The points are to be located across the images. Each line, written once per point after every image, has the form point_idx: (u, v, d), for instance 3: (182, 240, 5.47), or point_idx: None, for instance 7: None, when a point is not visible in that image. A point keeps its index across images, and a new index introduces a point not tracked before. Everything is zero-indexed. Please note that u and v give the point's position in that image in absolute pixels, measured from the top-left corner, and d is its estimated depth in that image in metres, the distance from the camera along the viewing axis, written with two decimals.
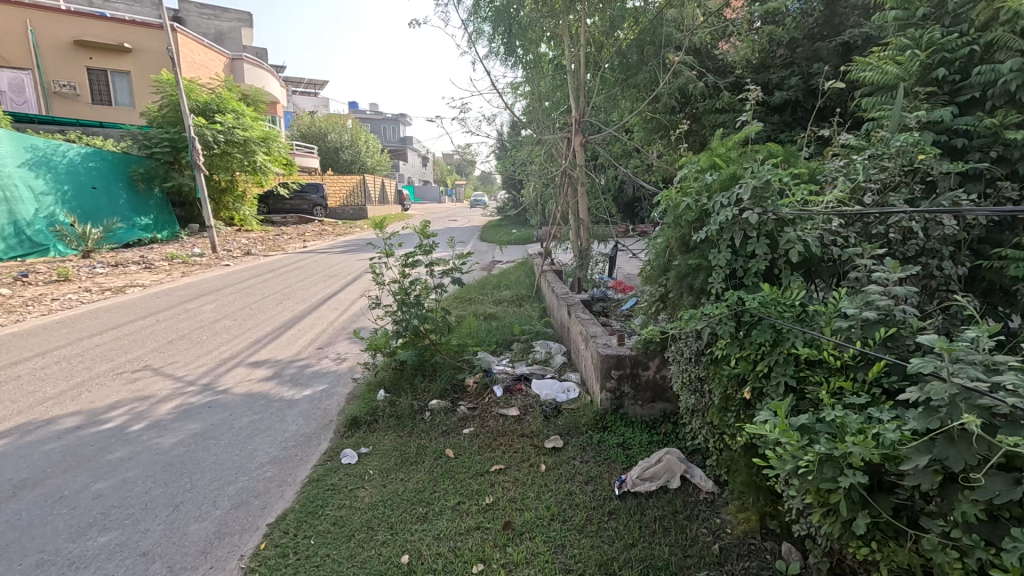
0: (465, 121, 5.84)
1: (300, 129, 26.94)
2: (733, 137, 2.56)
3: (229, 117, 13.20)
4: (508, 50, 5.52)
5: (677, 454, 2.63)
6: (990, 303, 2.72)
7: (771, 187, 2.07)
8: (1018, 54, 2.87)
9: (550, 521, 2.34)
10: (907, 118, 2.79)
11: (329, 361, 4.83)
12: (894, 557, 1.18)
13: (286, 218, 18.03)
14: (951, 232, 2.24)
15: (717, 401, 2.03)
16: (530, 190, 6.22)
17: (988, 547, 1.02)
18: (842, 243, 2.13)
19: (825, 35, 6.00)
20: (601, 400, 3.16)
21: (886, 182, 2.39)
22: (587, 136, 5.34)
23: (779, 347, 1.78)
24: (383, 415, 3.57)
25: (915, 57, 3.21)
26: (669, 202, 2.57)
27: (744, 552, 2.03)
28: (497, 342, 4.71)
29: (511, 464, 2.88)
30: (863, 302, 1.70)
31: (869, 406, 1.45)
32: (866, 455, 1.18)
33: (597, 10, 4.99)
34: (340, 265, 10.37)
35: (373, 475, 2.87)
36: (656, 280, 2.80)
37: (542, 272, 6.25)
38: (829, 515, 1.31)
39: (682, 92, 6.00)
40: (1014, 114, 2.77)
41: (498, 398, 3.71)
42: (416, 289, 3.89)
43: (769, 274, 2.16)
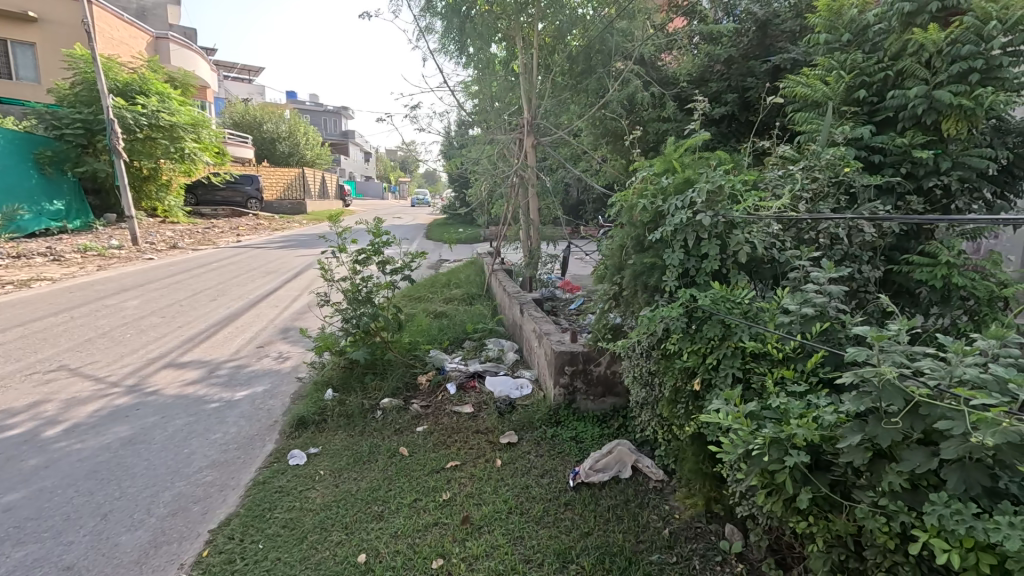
0: (414, 117, 5.78)
1: (233, 117, 25.43)
2: (685, 144, 2.68)
3: (153, 99, 12.28)
4: (460, 48, 5.52)
5: (627, 445, 2.75)
6: (898, 303, 3.03)
7: (722, 191, 2.22)
8: (924, 82, 3.21)
9: (508, 514, 2.37)
10: (833, 135, 3.06)
11: (270, 361, 4.61)
12: (830, 528, 1.30)
13: (218, 210, 17.01)
14: (870, 238, 2.50)
15: (668, 393, 2.14)
16: (480, 189, 6.24)
17: (911, 512, 1.15)
18: (780, 246, 2.31)
19: (757, 54, 6.42)
20: (555, 396, 3.24)
21: (817, 192, 2.62)
22: (539, 138, 5.45)
23: (726, 341, 1.92)
24: (332, 414, 3.47)
25: (840, 79, 3.52)
26: (625, 203, 2.68)
27: (691, 535, 2.16)
28: (449, 340, 4.69)
29: (467, 460, 2.89)
30: (801, 299, 1.86)
31: (808, 394, 1.60)
32: (808, 435, 1.32)
33: (548, 15, 5.09)
34: (279, 261, 9.90)
35: (324, 475, 2.79)
36: (611, 278, 2.90)
37: (492, 271, 6.28)
38: (773, 495, 1.43)
39: (629, 100, 6.21)
40: (921, 136, 3.12)
41: (452, 395, 3.70)
42: (367, 285, 3.83)
43: (717, 274, 2.31)
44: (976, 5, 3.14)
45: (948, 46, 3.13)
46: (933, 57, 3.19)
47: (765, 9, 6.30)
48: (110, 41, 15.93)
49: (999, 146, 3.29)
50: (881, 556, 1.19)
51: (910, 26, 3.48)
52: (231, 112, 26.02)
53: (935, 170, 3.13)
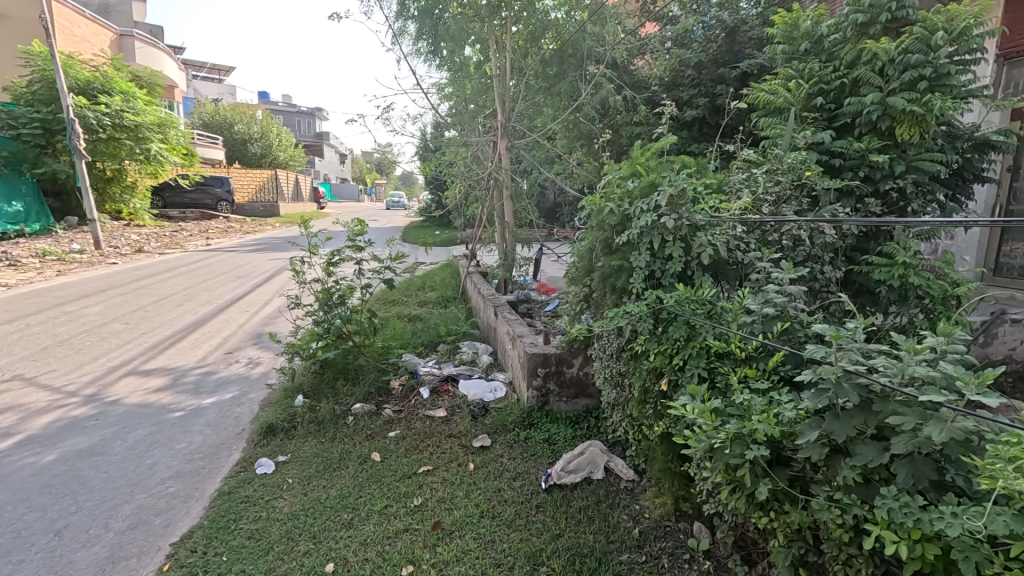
0: (387, 119, 5.73)
1: (202, 117, 24.81)
2: (652, 147, 2.70)
3: (117, 99, 11.89)
4: (433, 51, 5.50)
5: (599, 445, 2.77)
6: (859, 302, 3.12)
7: (686, 194, 2.27)
8: (878, 90, 3.32)
9: (479, 518, 2.36)
10: (794, 140, 3.15)
11: (239, 367, 4.50)
12: (788, 522, 1.34)
13: (186, 213, 16.55)
14: (831, 239, 2.57)
15: (637, 394, 2.16)
16: (455, 191, 6.22)
17: (863, 505, 1.18)
18: (744, 247, 2.36)
19: (727, 59, 6.56)
20: (528, 398, 3.24)
21: (780, 195, 2.68)
22: (513, 141, 5.47)
23: (692, 341, 1.94)
24: (302, 421, 3.41)
25: (800, 86, 3.63)
26: (594, 207, 2.71)
27: (660, 534, 2.18)
28: (423, 343, 4.65)
29: (439, 464, 2.87)
30: (763, 299, 1.90)
31: (769, 392, 1.62)
32: (768, 431, 1.35)
33: (522, 18, 5.11)
34: (250, 265, 9.68)
35: (293, 483, 2.73)
36: (581, 280, 2.92)
37: (467, 273, 6.28)
38: (736, 491, 1.45)
39: (603, 104, 6.26)
40: (877, 141, 3.24)
41: (425, 400, 3.67)
42: (339, 289, 3.77)
43: (683, 275, 2.35)
44: (924, 17, 3.27)
45: (899, 55, 3.28)
46: (886, 66, 3.32)
47: (733, 16, 6.46)
48: (70, 37, 15.38)
49: (950, 151, 3.44)
50: (837, 548, 1.21)
51: (864, 36, 3.61)
52: (200, 112, 25.39)
53: (891, 174, 3.26)
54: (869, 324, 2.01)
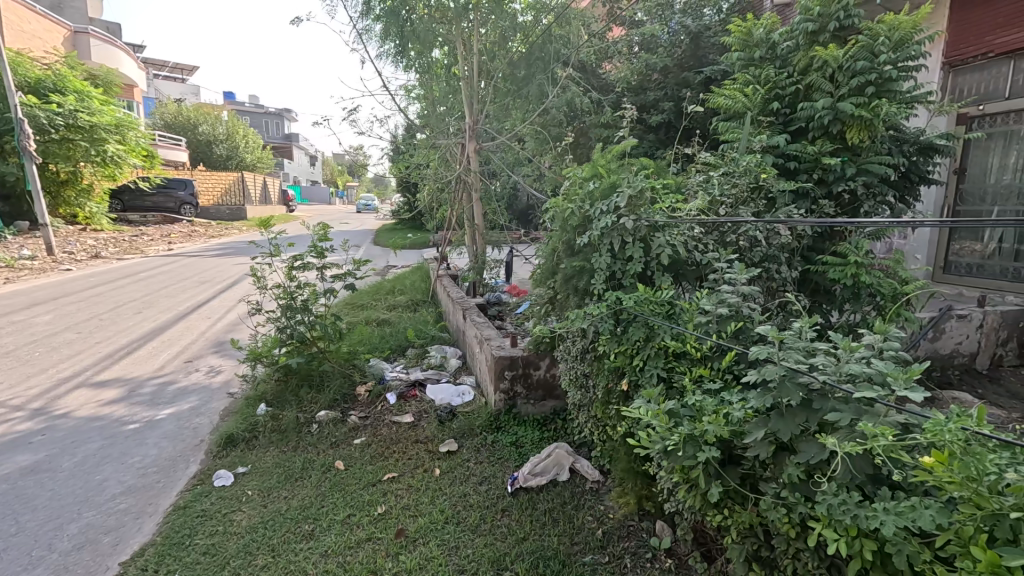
0: (353, 121, 5.65)
1: (164, 117, 24.00)
2: (613, 150, 2.73)
3: (71, 98, 11.41)
4: (400, 52, 5.46)
5: (565, 446, 2.78)
6: (816, 301, 3.22)
7: (643, 196, 2.30)
8: (829, 95, 3.45)
9: (443, 525, 2.33)
10: (751, 143, 3.23)
11: (199, 376, 4.35)
12: (740, 519, 1.36)
13: (147, 217, 15.97)
14: (786, 240, 2.64)
15: (601, 395, 2.17)
16: (425, 193, 6.16)
17: (807, 501, 1.21)
18: (701, 248, 2.41)
19: (691, 64, 6.72)
20: (495, 401, 3.23)
21: (737, 197, 2.73)
22: (481, 143, 5.46)
23: (651, 342, 1.96)
24: (263, 431, 3.31)
25: (757, 91, 3.72)
26: (556, 209, 2.72)
27: (624, 534, 2.19)
28: (391, 348, 4.59)
29: (405, 470, 2.83)
30: (718, 300, 1.93)
31: (723, 390, 1.65)
32: (718, 431, 1.37)
33: (489, 21, 5.11)
34: (214, 270, 9.40)
35: (252, 495, 2.65)
36: (545, 282, 2.93)
37: (438, 276, 6.23)
38: (692, 490, 1.48)
39: (571, 107, 6.31)
40: (829, 145, 3.36)
41: (391, 405, 3.61)
42: (302, 294, 3.68)
43: (644, 277, 2.38)
44: (869, 25, 3.42)
45: (848, 62, 3.40)
46: (836, 72, 3.44)
47: (696, 22, 6.62)
48: (20, 34, 14.68)
49: (897, 154, 3.59)
50: (785, 544, 1.24)
51: (814, 43, 3.75)
52: (162, 112, 24.58)
53: (843, 176, 3.39)
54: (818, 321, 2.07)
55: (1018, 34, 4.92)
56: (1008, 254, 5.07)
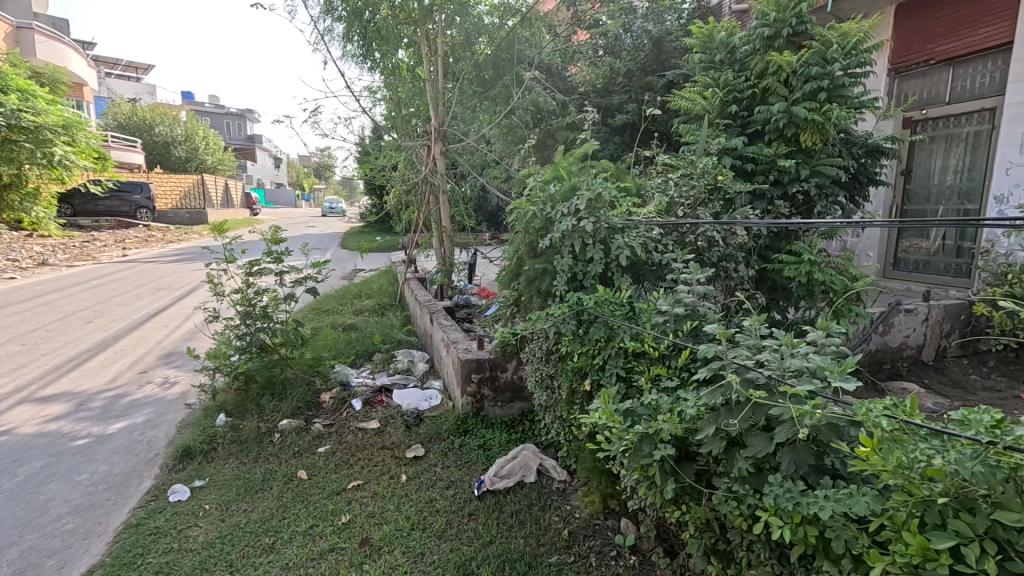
0: (317, 122, 5.53)
1: (117, 117, 23.00)
2: (574, 152, 2.75)
3: (13, 97, 10.77)
4: (365, 53, 5.39)
5: (532, 448, 2.78)
6: (774, 298, 3.31)
7: (602, 198, 2.33)
8: (784, 99, 3.57)
9: (409, 532, 2.30)
10: (709, 145, 3.32)
11: (154, 388, 4.18)
12: (697, 514, 1.40)
13: (99, 222, 15.26)
14: (742, 240, 2.71)
15: (565, 395, 2.18)
16: (391, 196, 6.09)
17: (756, 494, 1.24)
18: (660, 249, 2.45)
19: (654, 68, 6.86)
20: (463, 405, 3.21)
21: (697, 198, 2.79)
22: (447, 145, 5.43)
23: (611, 342, 1.99)
24: (222, 442, 3.20)
25: (716, 94, 3.81)
26: (519, 211, 2.72)
27: (590, 533, 2.21)
28: (357, 353, 4.52)
29: (370, 478, 2.78)
30: (675, 299, 1.97)
31: (679, 388, 1.68)
32: (672, 428, 1.40)
33: (454, 23, 5.09)
34: (172, 276, 9.04)
35: (209, 510, 2.55)
36: (510, 284, 2.93)
37: (405, 280, 6.15)
38: (651, 487, 1.50)
39: (538, 108, 6.35)
40: (783, 147, 3.48)
41: (357, 411, 3.55)
42: (262, 299, 3.58)
43: (605, 278, 2.41)
44: (821, 32, 3.55)
45: (801, 67, 3.53)
46: (790, 77, 3.57)
47: (658, 27, 6.77)
48: None
49: (847, 156, 3.74)
50: (738, 536, 1.27)
51: (770, 48, 3.87)
52: (115, 113, 23.56)
53: (797, 177, 3.51)
54: (769, 318, 2.13)
55: (958, 43, 5.21)
56: (951, 251, 5.33)
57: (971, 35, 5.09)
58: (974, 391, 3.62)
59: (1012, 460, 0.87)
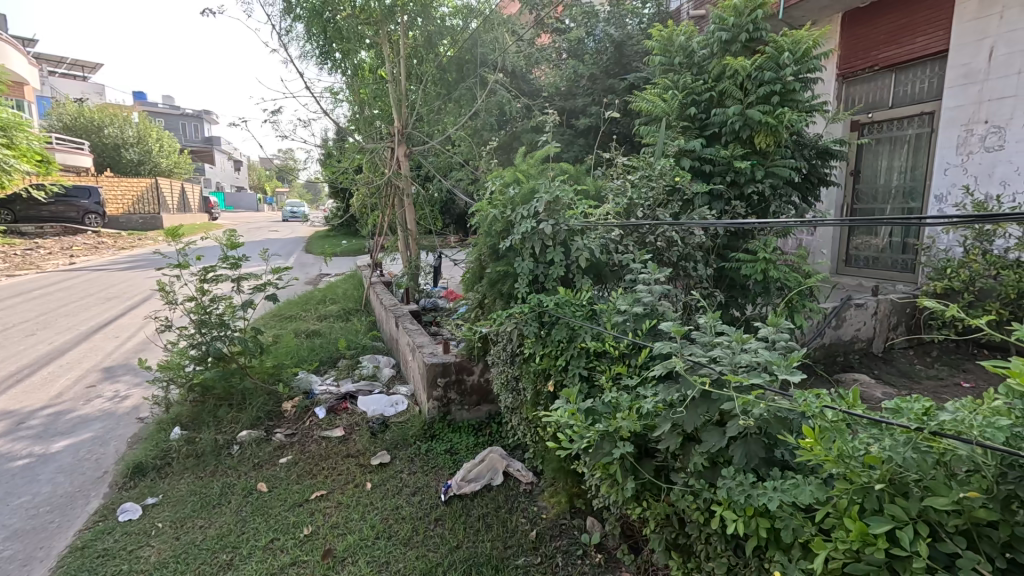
0: (276, 123, 5.39)
1: (62, 118, 21.85)
2: (535, 155, 2.77)
3: None
4: (325, 53, 5.29)
5: (499, 451, 2.77)
6: (732, 295, 3.41)
7: (561, 201, 2.36)
8: (739, 102, 3.69)
9: (374, 541, 2.26)
10: (668, 148, 3.40)
11: (103, 402, 3.98)
12: (657, 509, 1.42)
13: (44, 228, 14.44)
14: (700, 239, 2.78)
15: (530, 397, 2.19)
16: (355, 199, 5.98)
17: (711, 487, 1.28)
18: (621, 250, 2.49)
19: (616, 71, 6.97)
20: (429, 409, 3.17)
21: (657, 199, 2.84)
22: (412, 147, 5.37)
23: (573, 342, 2.00)
24: (177, 456, 3.07)
25: (676, 97, 3.90)
26: (481, 213, 2.71)
27: (556, 533, 2.22)
28: (320, 360, 4.42)
29: (334, 487, 2.72)
30: (634, 299, 2.00)
31: (638, 386, 1.71)
32: (631, 426, 1.42)
33: (416, 24, 5.04)
34: (123, 284, 8.64)
35: (163, 528, 2.44)
36: (474, 286, 2.92)
37: (370, 284, 6.05)
38: (613, 484, 1.52)
39: (502, 110, 6.36)
40: (739, 149, 3.59)
41: (321, 420, 3.47)
42: (219, 307, 3.45)
43: (566, 279, 2.44)
44: (774, 38, 3.68)
45: (754, 72, 3.65)
46: (745, 80, 3.68)
47: (620, 32, 6.89)
48: None
49: (800, 158, 3.88)
50: (695, 529, 1.30)
51: (726, 53, 3.99)
52: (60, 114, 22.38)
53: (752, 178, 3.62)
54: (727, 315, 2.17)
55: (898, 50, 5.49)
56: (898, 248, 5.60)
57: (910, 43, 5.37)
58: (919, 379, 3.82)
59: (940, 446, 0.92)
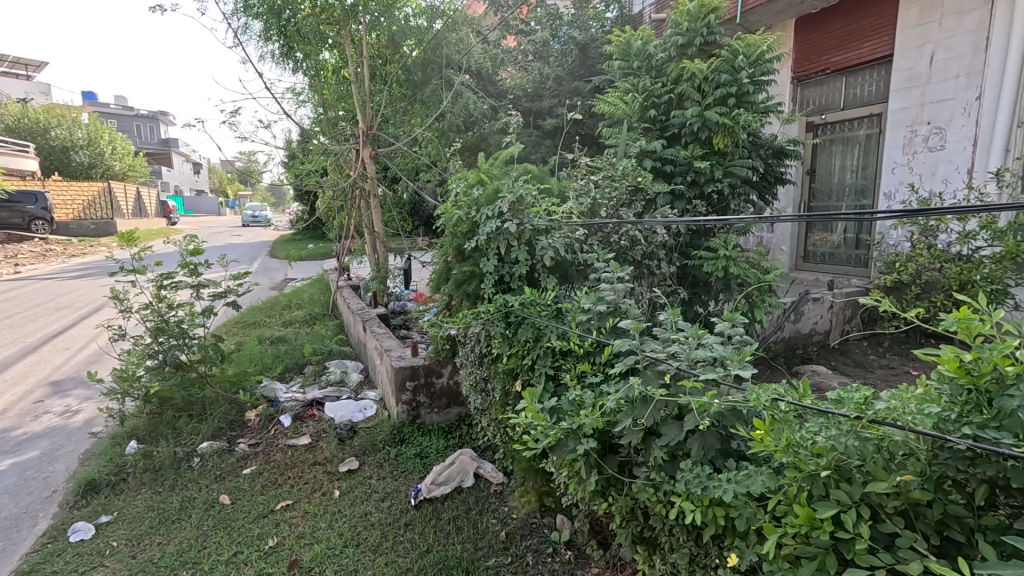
0: (235, 124, 5.24)
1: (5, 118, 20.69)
2: (498, 156, 2.79)
3: None
4: (286, 53, 5.18)
5: (469, 452, 2.77)
6: (696, 292, 3.49)
7: (525, 201, 2.38)
8: (698, 104, 3.79)
9: (343, 549, 2.22)
10: (630, 148, 3.47)
11: (53, 417, 3.79)
12: (622, 504, 1.45)
13: None
14: (662, 238, 2.85)
15: (499, 397, 2.19)
16: (320, 201, 5.87)
17: (671, 480, 1.31)
18: (585, 249, 2.52)
19: (581, 73, 7.05)
20: (398, 413, 3.14)
21: (620, 198, 2.89)
22: (377, 148, 5.27)
23: (539, 342, 2.02)
24: (133, 471, 2.95)
25: (637, 99, 3.97)
26: (446, 215, 2.71)
27: (527, 532, 2.23)
28: (286, 366, 4.32)
29: (301, 496, 2.66)
30: (598, 297, 2.02)
31: (602, 383, 1.73)
32: (593, 423, 1.44)
33: (378, 24, 4.98)
34: (73, 294, 8.23)
35: (118, 546, 2.34)
36: (441, 288, 2.91)
37: (338, 288, 5.95)
38: (579, 481, 1.54)
39: (468, 112, 6.34)
40: (698, 150, 3.68)
41: (286, 428, 3.39)
42: (177, 315, 3.33)
43: (532, 279, 2.46)
44: (729, 42, 3.80)
45: (711, 74, 3.76)
46: (702, 83, 3.78)
47: (584, 34, 6.98)
48: None
49: (756, 157, 4.00)
50: (658, 521, 1.33)
51: (684, 56, 4.09)
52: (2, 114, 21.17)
53: (712, 177, 3.72)
54: (687, 311, 2.22)
55: (847, 55, 5.74)
56: (852, 243, 5.84)
57: (858, 48, 5.62)
58: (872, 369, 3.99)
59: (878, 432, 0.97)
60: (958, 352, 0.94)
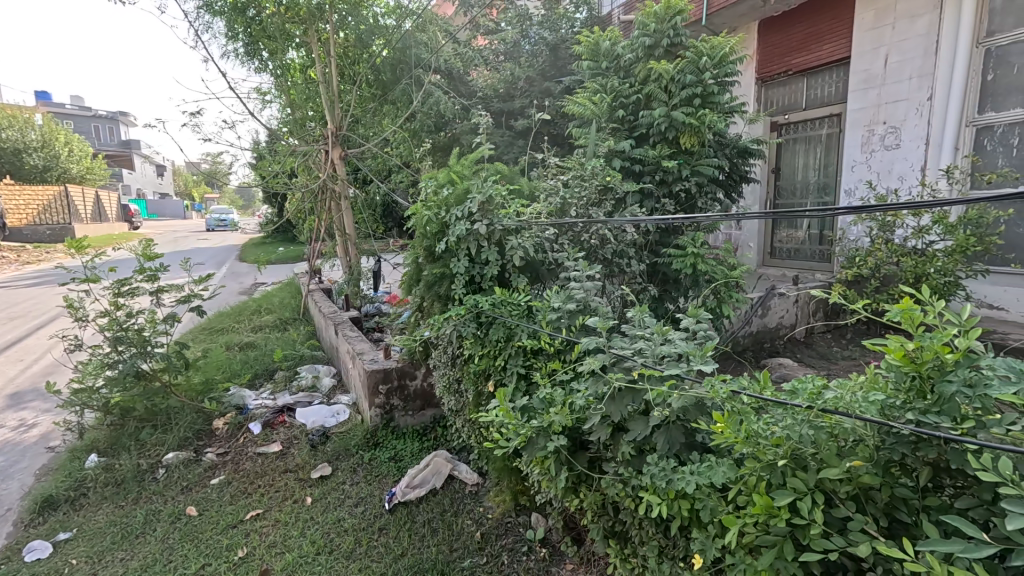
0: (198, 125, 5.09)
1: None
2: (468, 156, 2.78)
3: None
4: (251, 52, 5.06)
5: (444, 453, 2.76)
6: (666, 289, 3.55)
7: (494, 201, 2.38)
8: (664, 105, 3.85)
9: (315, 556, 2.18)
10: (599, 148, 3.51)
11: (6, 432, 3.61)
12: (592, 499, 1.47)
13: None
14: (631, 236, 2.89)
15: (471, 398, 2.19)
16: (289, 203, 5.75)
17: (638, 474, 1.33)
18: (555, 248, 2.54)
19: (552, 73, 7.09)
20: (371, 417, 3.10)
21: (590, 198, 2.92)
22: (348, 150, 5.16)
23: (510, 341, 2.03)
24: (94, 486, 2.84)
25: (606, 99, 4.01)
26: (416, 216, 2.69)
27: (502, 531, 2.24)
28: (255, 373, 4.22)
29: (272, 504, 2.60)
30: (567, 295, 2.04)
31: (571, 380, 1.75)
32: (562, 420, 1.46)
33: (346, 23, 4.91)
34: (27, 302, 7.86)
35: (77, 564, 2.25)
36: (412, 289, 2.89)
37: (309, 291, 5.85)
38: (551, 478, 1.55)
39: (439, 112, 6.30)
40: (666, 150, 3.74)
41: (256, 435, 3.31)
42: (138, 323, 3.22)
43: (502, 279, 2.47)
44: (693, 44, 3.88)
45: (678, 75, 3.82)
46: (669, 84, 3.85)
47: (554, 35, 7.02)
48: None
49: (722, 156, 4.09)
50: (627, 514, 1.36)
51: (651, 57, 4.16)
52: None
53: (679, 176, 3.79)
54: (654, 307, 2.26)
55: (807, 57, 5.93)
56: (815, 239, 6.03)
57: (817, 50, 5.81)
58: (835, 360, 4.13)
59: (831, 420, 1.01)
60: (903, 341, 0.97)
